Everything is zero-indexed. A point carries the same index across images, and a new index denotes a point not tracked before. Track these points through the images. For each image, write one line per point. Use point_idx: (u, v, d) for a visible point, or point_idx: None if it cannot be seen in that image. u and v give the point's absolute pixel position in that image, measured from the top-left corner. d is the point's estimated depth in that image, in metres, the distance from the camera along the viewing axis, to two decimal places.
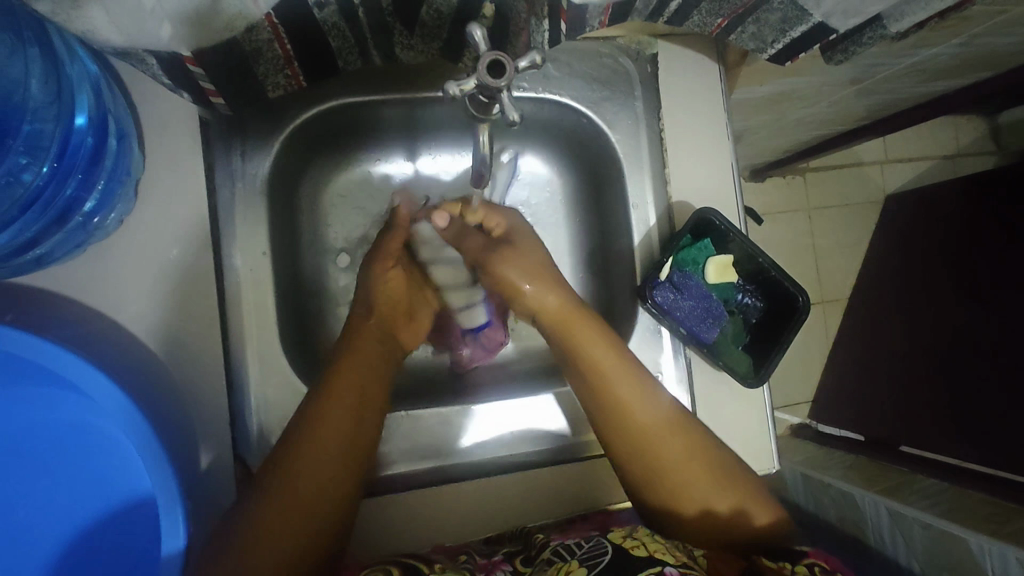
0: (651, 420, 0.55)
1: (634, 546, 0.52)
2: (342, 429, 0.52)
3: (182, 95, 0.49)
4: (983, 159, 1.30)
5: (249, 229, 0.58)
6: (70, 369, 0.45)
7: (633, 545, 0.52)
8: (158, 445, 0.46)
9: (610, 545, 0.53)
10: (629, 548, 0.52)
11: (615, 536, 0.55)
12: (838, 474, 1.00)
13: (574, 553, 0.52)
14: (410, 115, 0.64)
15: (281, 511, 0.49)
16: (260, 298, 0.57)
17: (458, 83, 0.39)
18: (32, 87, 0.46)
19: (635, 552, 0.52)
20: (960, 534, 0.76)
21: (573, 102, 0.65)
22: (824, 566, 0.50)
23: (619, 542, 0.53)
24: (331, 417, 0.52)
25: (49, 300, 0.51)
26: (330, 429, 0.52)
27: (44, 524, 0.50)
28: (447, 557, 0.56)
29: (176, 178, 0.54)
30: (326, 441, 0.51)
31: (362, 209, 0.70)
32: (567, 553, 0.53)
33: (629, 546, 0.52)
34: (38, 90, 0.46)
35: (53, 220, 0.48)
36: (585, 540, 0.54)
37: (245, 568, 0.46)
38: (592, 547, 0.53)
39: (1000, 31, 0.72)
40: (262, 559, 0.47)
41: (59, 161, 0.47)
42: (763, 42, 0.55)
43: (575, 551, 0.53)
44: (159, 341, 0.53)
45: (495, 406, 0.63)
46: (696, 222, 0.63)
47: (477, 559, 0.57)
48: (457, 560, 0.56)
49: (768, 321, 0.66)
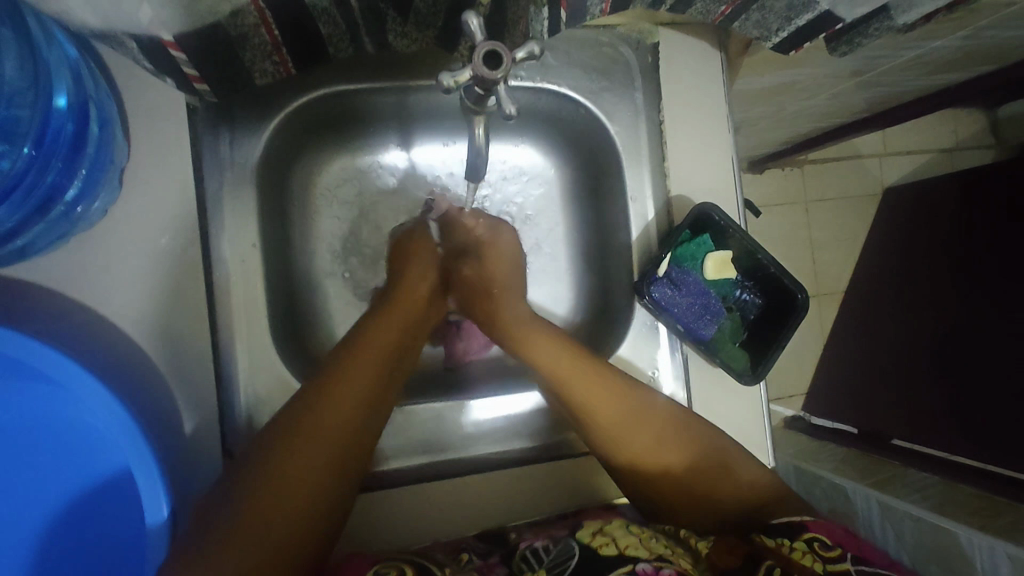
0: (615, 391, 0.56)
1: (603, 545, 0.49)
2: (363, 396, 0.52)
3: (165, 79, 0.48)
4: (981, 152, 1.29)
5: (238, 217, 0.56)
6: (49, 364, 0.44)
7: (602, 544, 0.49)
8: (142, 441, 0.44)
9: (578, 548, 0.50)
10: (598, 548, 0.49)
11: (584, 534, 0.52)
12: (831, 466, 1.00)
13: (541, 561, 0.50)
14: (404, 104, 0.63)
15: (288, 474, 0.47)
16: (249, 291, 0.56)
17: (452, 74, 0.38)
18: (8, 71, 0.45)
19: (603, 552, 0.48)
20: (950, 528, 0.76)
21: (571, 93, 0.64)
22: (825, 540, 0.48)
23: (588, 542, 0.50)
24: (350, 384, 0.52)
25: (31, 291, 0.50)
26: (344, 402, 0.51)
27: (34, 518, 0.50)
28: (449, 557, 0.53)
29: (165, 166, 0.52)
30: (342, 407, 0.51)
31: (356, 198, 0.69)
32: (535, 560, 0.50)
33: (597, 546, 0.49)
34: (14, 73, 0.45)
35: (36, 210, 0.46)
36: (554, 543, 0.51)
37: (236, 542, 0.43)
38: (560, 551, 0.50)
39: (1006, 25, 0.71)
40: (257, 532, 0.44)
41: (38, 149, 0.45)
42: (768, 30, 0.54)
43: (542, 558, 0.50)
44: (145, 335, 0.51)
45: (491, 399, 0.63)
46: (696, 217, 0.61)
47: (476, 560, 0.53)
48: (460, 560, 0.53)
49: (766, 318, 0.65)
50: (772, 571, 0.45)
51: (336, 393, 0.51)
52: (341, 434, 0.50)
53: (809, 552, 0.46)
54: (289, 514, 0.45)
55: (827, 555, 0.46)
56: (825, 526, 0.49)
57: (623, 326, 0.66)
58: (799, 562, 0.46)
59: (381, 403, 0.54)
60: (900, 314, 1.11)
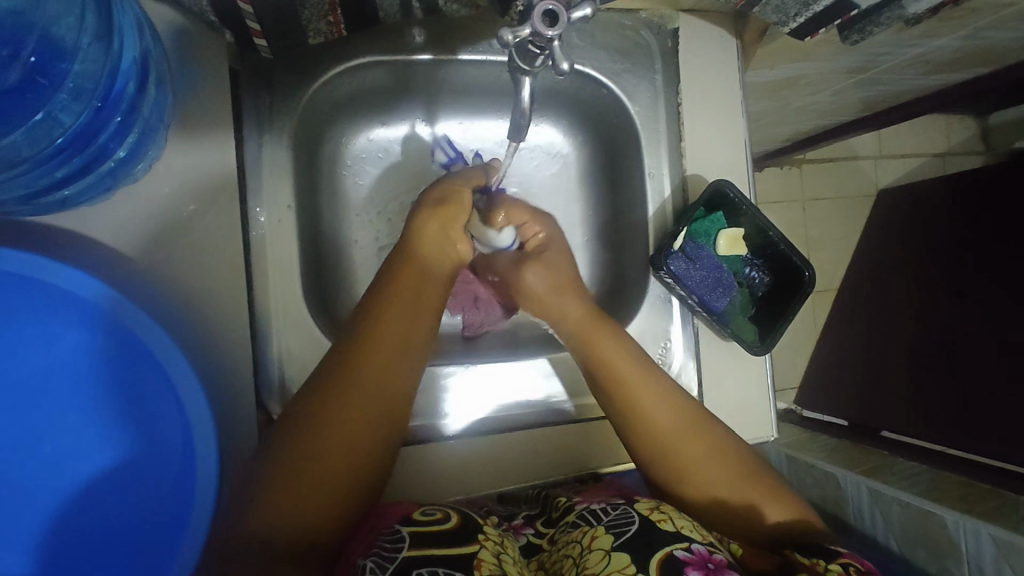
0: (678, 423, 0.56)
1: (663, 520, 0.50)
2: (379, 387, 0.51)
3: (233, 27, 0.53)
4: (971, 158, 1.34)
5: (274, 179, 0.58)
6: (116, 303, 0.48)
7: (661, 519, 0.50)
8: (193, 381, 0.48)
9: (637, 515, 0.51)
10: (657, 522, 0.50)
11: (642, 506, 0.52)
12: (823, 453, 1.03)
13: (600, 519, 0.52)
14: (434, 78, 0.65)
15: (313, 460, 0.47)
16: (283, 252, 0.58)
17: (513, 30, 0.40)
18: (89, 21, 0.46)
19: (662, 526, 0.50)
20: (937, 512, 0.79)
21: (595, 73, 0.66)
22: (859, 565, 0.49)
23: (647, 513, 0.51)
24: (360, 377, 0.50)
25: (70, 242, 0.51)
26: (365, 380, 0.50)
27: (64, 474, 0.49)
28: (478, 511, 0.59)
29: (206, 129, 0.54)
30: (357, 395, 0.49)
31: (379, 169, 0.71)
32: (594, 518, 0.53)
33: (657, 519, 0.50)
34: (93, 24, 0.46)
35: (83, 166, 0.48)
36: (613, 507, 0.53)
37: (267, 520, 0.45)
38: (619, 514, 0.52)
39: (1004, 26, 0.74)
40: (285, 515, 0.45)
41: (103, 102, 0.46)
42: (786, 15, 0.57)
43: (602, 518, 0.52)
44: (182, 291, 0.53)
45: (488, 367, 0.65)
46: (711, 194, 0.64)
47: (501, 521, 0.59)
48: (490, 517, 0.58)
49: (773, 294, 0.68)
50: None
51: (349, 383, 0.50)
52: (363, 417, 0.49)
53: (844, 572, 0.48)
54: (313, 497, 0.46)
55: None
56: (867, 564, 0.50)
57: (636, 301, 0.68)
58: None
59: (404, 381, 0.53)
60: (893, 309, 1.15)
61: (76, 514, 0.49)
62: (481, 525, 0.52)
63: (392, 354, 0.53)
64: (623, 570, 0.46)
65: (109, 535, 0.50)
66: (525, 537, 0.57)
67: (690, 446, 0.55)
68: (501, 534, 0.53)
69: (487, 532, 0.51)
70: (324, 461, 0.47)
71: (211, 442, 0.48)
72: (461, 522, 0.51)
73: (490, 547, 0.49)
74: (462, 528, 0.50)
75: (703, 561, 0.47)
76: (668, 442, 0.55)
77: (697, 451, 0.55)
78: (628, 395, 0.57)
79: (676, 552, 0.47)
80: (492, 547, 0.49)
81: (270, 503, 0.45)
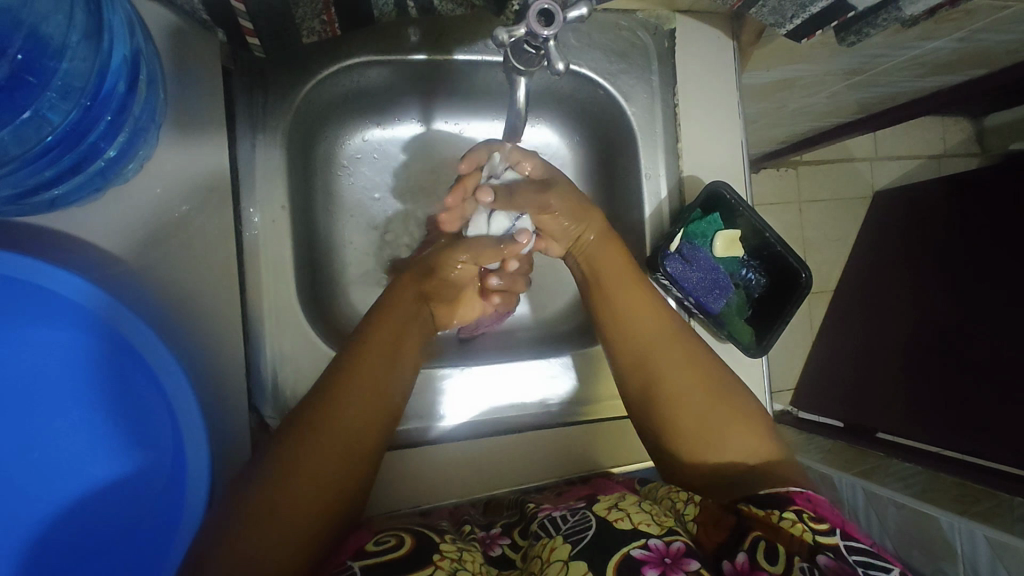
0: (671, 356, 0.55)
1: (620, 518, 0.49)
2: (363, 416, 0.49)
3: (224, 27, 0.53)
4: (966, 160, 1.34)
5: (267, 180, 0.58)
6: (105, 304, 0.47)
7: (618, 518, 0.49)
8: (184, 382, 0.47)
9: (595, 518, 0.49)
10: (613, 522, 0.48)
11: (600, 508, 0.51)
12: (819, 455, 1.03)
13: (558, 528, 0.50)
14: (430, 78, 0.64)
15: (308, 467, 0.45)
16: (276, 253, 0.57)
17: (508, 29, 0.40)
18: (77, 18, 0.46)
19: (619, 525, 0.48)
20: (933, 513, 0.79)
21: (591, 74, 0.66)
22: (811, 513, 0.46)
23: (604, 514, 0.50)
24: (358, 381, 0.49)
25: (59, 242, 0.51)
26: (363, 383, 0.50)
27: (55, 478, 0.49)
28: (452, 527, 0.55)
29: (198, 128, 0.54)
30: (355, 399, 0.49)
31: (375, 170, 0.71)
32: (552, 527, 0.50)
33: (613, 519, 0.49)
34: (80, 20, 0.45)
35: (70, 166, 0.47)
36: (572, 513, 0.51)
37: (259, 528, 0.42)
38: (577, 520, 0.50)
39: (1000, 28, 0.74)
40: (278, 523, 0.43)
41: (91, 101, 0.46)
42: (782, 17, 0.57)
43: (560, 526, 0.50)
44: (173, 292, 0.53)
45: (479, 369, 0.65)
46: (708, 195, 0.64)
47: (478, 531, 0.55)
48: (462, 531, 0.54)
49: (770, 295, 0.68)
50: (757, 543, 0.45)
51: (333, 416, 0.48)
52: (360, 420, 0.49)
53: (798, 521, 0.45)
54: (308, 504, 0.45)
55: (817, 527, 0.45)
56: (822, 502, 0.48)
57: None
58: (785, 530, 0.45)
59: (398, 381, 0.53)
60: (889, 311, 1.15)
61: (66, 519, 0.49)
62: (436, 543, 0.48)
63: (390, 357, 0.52)
64: None
65: (99, 539, 0.49)
66: (500, 549, 0.53)
67: (675, 370, 0.54)
68: (459, 550, 0.49)
69: (442, 550, 0.47)
70: (290, 491, 0.44)
71: (201, 442, 0.48)
72: (417, 546, 0.47)
73: (446, 567, 0.45)
74: (414, 554, 0.46)
75: (661, 557, 0.45)
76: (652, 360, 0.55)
77: (686, 381, 0.54)
78: (626, 325, 0.57)
79: (634, 552, 0.45)
80: (448, 565, 0.45)
81: (265, 511, 0.43)
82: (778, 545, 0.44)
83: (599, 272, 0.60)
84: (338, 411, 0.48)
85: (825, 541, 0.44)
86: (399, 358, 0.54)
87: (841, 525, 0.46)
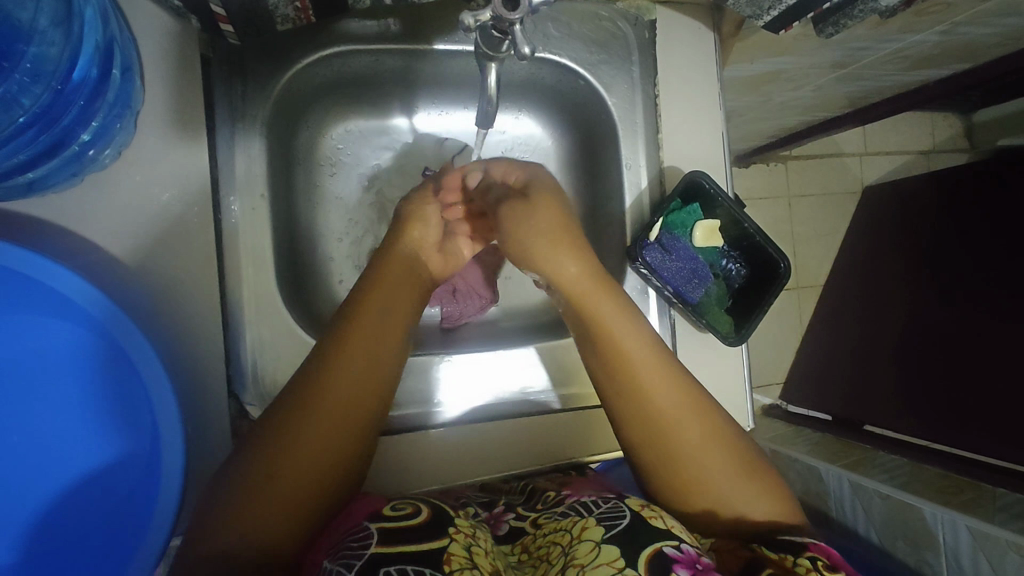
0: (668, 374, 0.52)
1: (655, 516, 0.48)
2: (344, 416, 0.49)
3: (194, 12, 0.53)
4: (955, 156, 1.35)
5: (246, 169, 0.58)
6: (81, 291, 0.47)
7: (653, 515, 0.49)
8: (157, 363, 0.48)
9: (628, 510, 0.49)
10: (648, 518, 0.48)
11: (633, 502, 0.51)
12: (806, 449, 1.04)
13: (591, 511, 0.50)
14: (411, 68, 0.65)
15: (288, 473, 0.46)
16: (255, 242, 0.58)
17: (473, 13, 0.40)
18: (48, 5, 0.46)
19: (653, 522, 0.48)
20: (917, 504, 0.80)
21: (572, 64, 0.66)
22: (826, 561, 0.46)
23: (637, 509, 0.49)
24: (339, 381, 0.49)
25: (38, 230, 0.51)
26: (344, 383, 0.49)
27: (37, 465, 0.49)
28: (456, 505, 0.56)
29: (175, 116, 0.54)
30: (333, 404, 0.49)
31: (355, 159, 0.72)
32: (585, 508, 0.51)
33: (647, 515, 0.49)
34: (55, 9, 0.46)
35: (46, 149, 0.47)
36: (603, 500, 0.52)
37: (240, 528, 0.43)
38: (609, 508, 0.50)
39: (982, 22, 0.74)
40: (258, 526, 0.44)
41: (62, 84, 0.47)
42: (759, 9, 0.58)
43: (593, 509, 0.51)
44: (152, 279, 0.53)
45: (474, 356, 0.65)
46: (687, 185, 0.64)
47: (481, 512, 0.57)
48: (468, 510, 0.56)
49: (749, 286, 0.69)
50: None
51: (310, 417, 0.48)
52: (342, 424, 0.49)
53: (811, 568, 0.44)
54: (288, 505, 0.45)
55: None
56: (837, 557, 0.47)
57: None
58: (799, 574, 0.44)
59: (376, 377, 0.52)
60: (877, 305, 1.16)
61: (46, 507, 0.49)
62: (452, 514, 0.49)
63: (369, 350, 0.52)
64: (611, 563, 0.45)
65: (80, 526, 0.49)
66: (507, 525, 0.56)
67: (678, 397, 0.51)
68: (474, 524, 0.49)
69: (461, 523, 0.48)
70: (272, 513, 0.44)
71: (177, 429, 0.48)
72: (433, 514, 0.48)
73: (461, 540, 0.45)
74: (430, 523, 0.46)
75: (692, 562, 0.45)
76: (665, 400, 0.51)
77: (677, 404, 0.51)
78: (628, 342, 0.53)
79: (666, 550, 0.46)
80: (464, 539, 0.46)
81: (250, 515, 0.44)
82: None
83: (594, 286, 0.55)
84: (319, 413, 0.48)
85: None
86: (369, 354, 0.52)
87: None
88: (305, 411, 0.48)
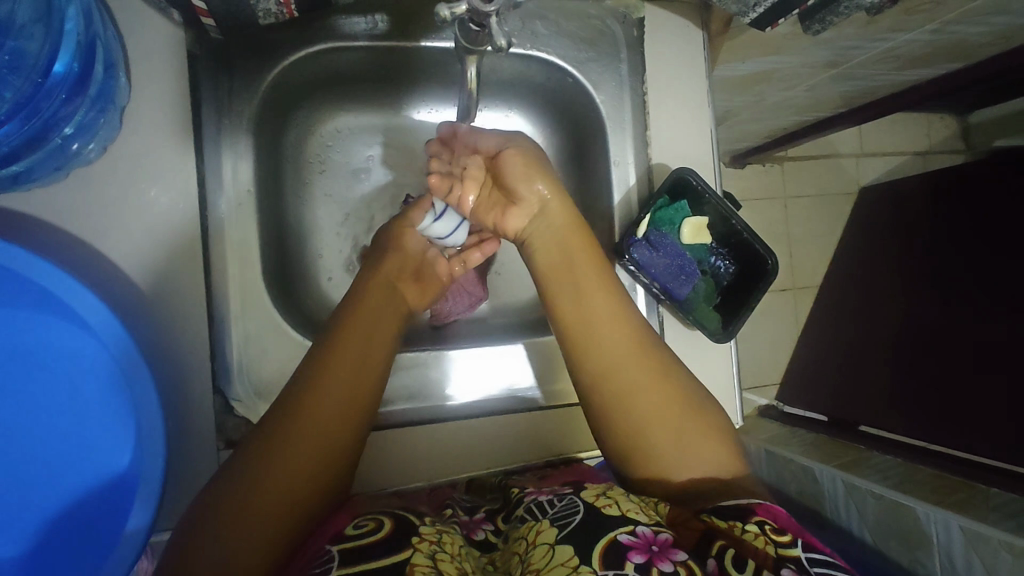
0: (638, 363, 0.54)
1: (607, 505, 0.48)
2: (335, 423, 0.50)
3: (179, 8, 0.53)
4: (951, 157, 1.35)
5: (232, 163, 0.57)
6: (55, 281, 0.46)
7: (606, 505, 0.48)
8: (139, 356, 0.47)
9: (582, 504, 0.49)
10: (601, 507, 0.48)
11: (588, 495, 0.51)
12: (800, 449, 1.04)
13: (545, 512, 0.50)
14: (398, 65, 0.65)
15: (277, 477, 0.46)
16: (243, 237, 0.57)
17: (449, 5, 0.40)
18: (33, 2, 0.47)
19: (607, 511, 0.48)
20: (909, 504, 0.79)
21: (560, 62, 0.67)
22: (774, 524, 0.47)
23: (591, 501, 0.49)
24: (329, 386, 0.51)
25: (24, 224, 0.51)
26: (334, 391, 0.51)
27: (22, 458, 0.50)
28: (433, 510, 0.56)
29: (161, 112, 0.54)
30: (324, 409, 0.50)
31: (345, 156, 0.71)
32: (540, 511, 0.50)
33: (601, 505, 0.48)
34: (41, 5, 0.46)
35: (30, 141, 0.47)
36: (558, 498, 0.51)
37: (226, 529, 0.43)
38: (564, 505, 0.50)
39: (972, 20, 0.74)
40: (245, 528, 0.44)
41: (43, 78, 0.47)
42: (745, 6, 0.57)
43: (548, 510, 0.50)
44: (138, 273, 0.53)
45: (469, 351, 0.65)
46: (674, 182, 0.64)
47: (459, 516, 0.57)
48: (443, 514, 0.55)
49: (737, 283, 0.69)
50: (725, 551, 0.44)
51: (303, 423, 0.49)
52: (332, 429, 0.50)
53: (761, 534, 0.45)
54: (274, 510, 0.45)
55: (779, 539, 0.45)
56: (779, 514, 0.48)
57: None
58: (751, 543, 0.45)
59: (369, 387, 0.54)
60: (872, 305, 1.15)
61: (31, 500, 0.49)
62: (417, 525, 0.48)
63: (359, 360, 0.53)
64: (566, 562, 0.44)
65: (66, 519, 0.50)
66: (483, 532, 0.55)
67: (651, 389, 0.53)
68: (439, 532, 0.49)
69: (423, 532, 0.47)
70: (258, 515, 0.44)
71: (158, 422, 0.47)
72: (396, 528, 0.47)
73: (425, 549, 0.45)
74: (391, 538, 0.46)
75: (647, 544, 0.44)
76: (635, 390, 0.53)
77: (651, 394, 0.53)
78: (600, 332, 0.55)
79: (620, 538, 0.45)
80: (427, 548, 0.45)
81: (235, 514, 0.44)
82: (748, 558, 0.44)
83: (567, 270, 0.58)
84: (307, 418, 0.49)
85: (786, 551, 0.45)
86: (358, 362, 0.53)
87: (802, 536, 0.46)
88: (295, 415, 0.49)
